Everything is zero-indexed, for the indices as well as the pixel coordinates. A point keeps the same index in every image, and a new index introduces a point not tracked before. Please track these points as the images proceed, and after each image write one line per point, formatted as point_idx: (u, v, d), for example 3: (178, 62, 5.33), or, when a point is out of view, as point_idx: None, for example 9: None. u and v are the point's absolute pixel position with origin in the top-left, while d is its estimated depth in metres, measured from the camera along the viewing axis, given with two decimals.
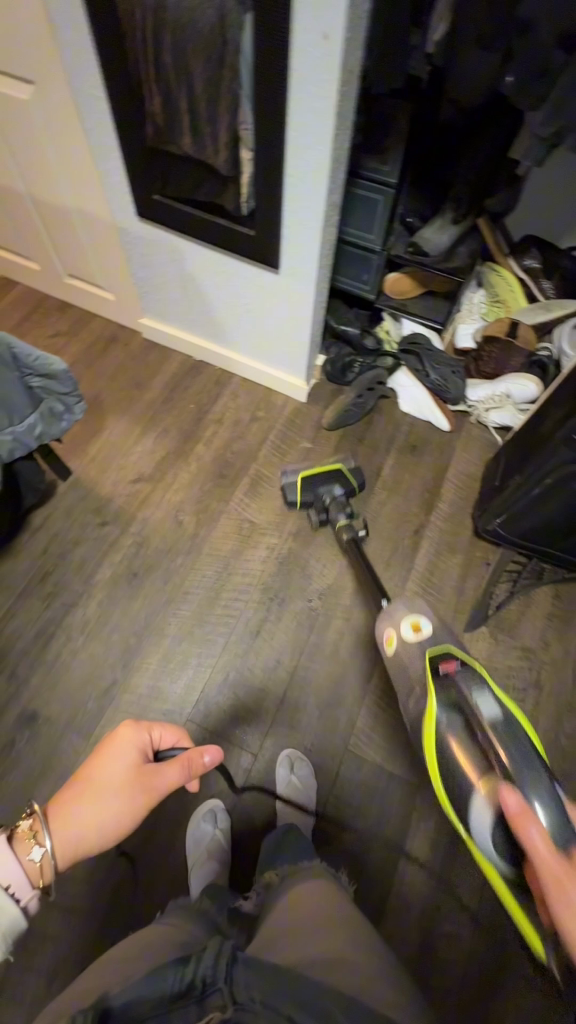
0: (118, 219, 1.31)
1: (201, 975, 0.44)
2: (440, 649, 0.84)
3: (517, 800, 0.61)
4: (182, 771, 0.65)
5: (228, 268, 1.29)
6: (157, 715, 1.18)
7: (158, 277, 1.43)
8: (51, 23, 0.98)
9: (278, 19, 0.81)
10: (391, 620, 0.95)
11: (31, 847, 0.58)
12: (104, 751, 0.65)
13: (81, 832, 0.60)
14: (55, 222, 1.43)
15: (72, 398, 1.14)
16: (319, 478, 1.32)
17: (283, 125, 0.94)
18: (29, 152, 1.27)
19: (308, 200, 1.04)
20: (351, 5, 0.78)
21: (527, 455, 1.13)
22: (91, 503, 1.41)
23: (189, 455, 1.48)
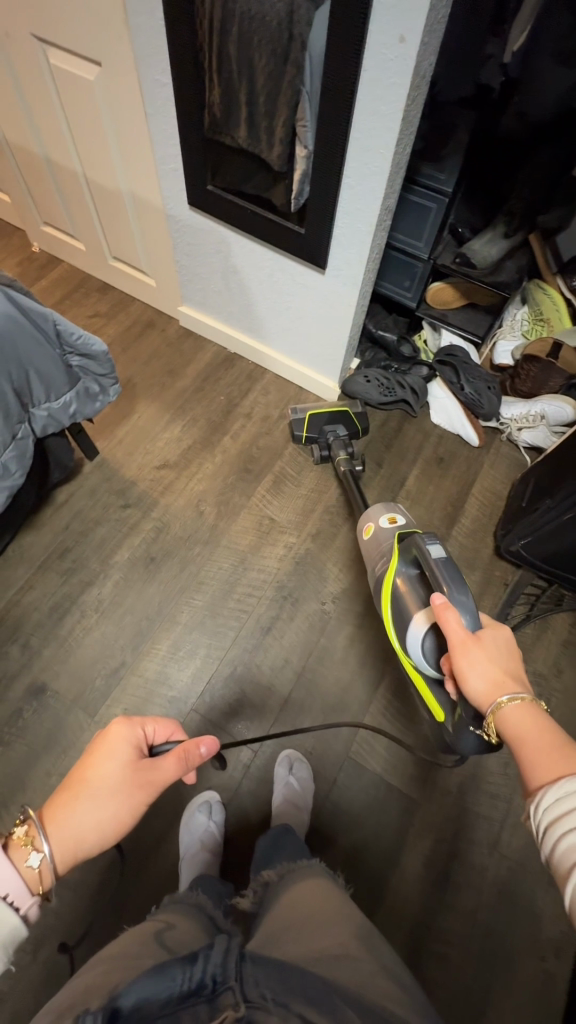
0: (167, 206, 1.32)
1: (211, 976, 0.50)
2: (409, 533, 0.98)
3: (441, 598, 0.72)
4: (178, 764, 0.65)
5: (273, 266, 1.30)
6: (161, 701, 1.19)
7: (201, 266, 1.44)
8: (125, 10, 0.99)
9: (355, 21, 0.80)
10: (371, 513, 1.08)
11: (27, 854, 0.57)
12: (97, 749, 0.65)
13: (80, 833, 0.60)
14: (106, 203, 1.45)
15: (108, 379, 1.16)
16: (327, 418, 1.42)
17: (347, 127, 0.93)
18: (88, 132, 1.28)
19: (363, 201, 1.03)
20: (432, 8, 0.77)
21: (560, 480, 1.11)
22: (115, 485, 1.42)
23: (216, 446, 1.49)
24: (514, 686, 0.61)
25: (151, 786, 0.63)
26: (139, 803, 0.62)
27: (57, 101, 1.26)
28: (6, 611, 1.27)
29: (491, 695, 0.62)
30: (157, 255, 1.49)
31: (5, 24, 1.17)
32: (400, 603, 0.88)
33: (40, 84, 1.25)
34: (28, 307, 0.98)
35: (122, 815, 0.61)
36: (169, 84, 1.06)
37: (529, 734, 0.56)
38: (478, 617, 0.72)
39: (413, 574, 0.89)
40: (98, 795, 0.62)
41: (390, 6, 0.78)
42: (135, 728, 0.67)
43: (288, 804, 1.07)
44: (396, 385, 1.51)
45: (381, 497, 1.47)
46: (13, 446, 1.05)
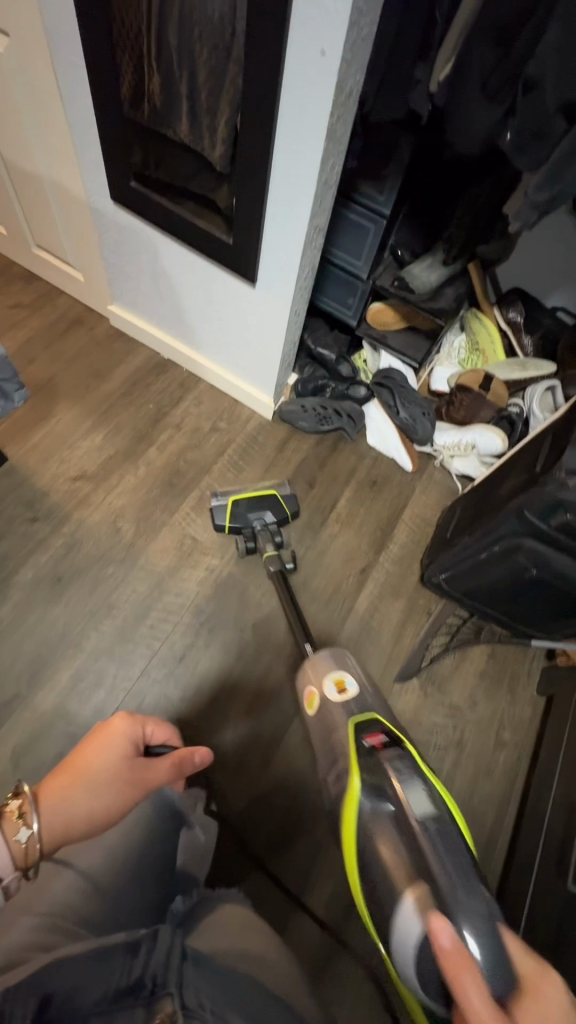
0: (92, 199, 1.22)
1: (152, 979, 0.44)
2: (365, 719, 0.74)
3: (451, 937, 0.47)
4: (172, 768, 0.66)
5: (204, 274, 1.22)
6: (57, 738, 1.10)
7: (130, 266, 1.34)
8: None
9: (269, 23, 0.75)
10: (316, 679, 0.89)
11: (18, 829, 0.53)
12: (97, 738, 0.63)
13: (72, 817, 0.57)
14: (26, 188, 1.33)
15: (10, 385, 1.06)
16: (253, 504, 1.29)
17: (269, 139, 0.88)
18: (2, 109, 1.16)
19: (291, 219, 0.98)
20: (353, 23, 0.73)
21: (480, 516, 1.08)
22: (23, 494, 1.29)
23: (139, 457, 1.40)
24: None
25: (145, 783, 0.62)
26: (135, 796, 0.61)
27: None
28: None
29: None
30: (84, 250, 1.39)
31: None
32: (371, 854, 0.60)
33: None
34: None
35: (115, 805, 0.59)
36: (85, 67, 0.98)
37: None
38: (511, 966, 0.47)
39: (386, 819, 0.61)
40: (94, 784, 0.59)
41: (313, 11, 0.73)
42: (136, 725, 0.66)
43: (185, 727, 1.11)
44: (333, 413, 1.49)
45: (310, 519, 1.43)
46: None
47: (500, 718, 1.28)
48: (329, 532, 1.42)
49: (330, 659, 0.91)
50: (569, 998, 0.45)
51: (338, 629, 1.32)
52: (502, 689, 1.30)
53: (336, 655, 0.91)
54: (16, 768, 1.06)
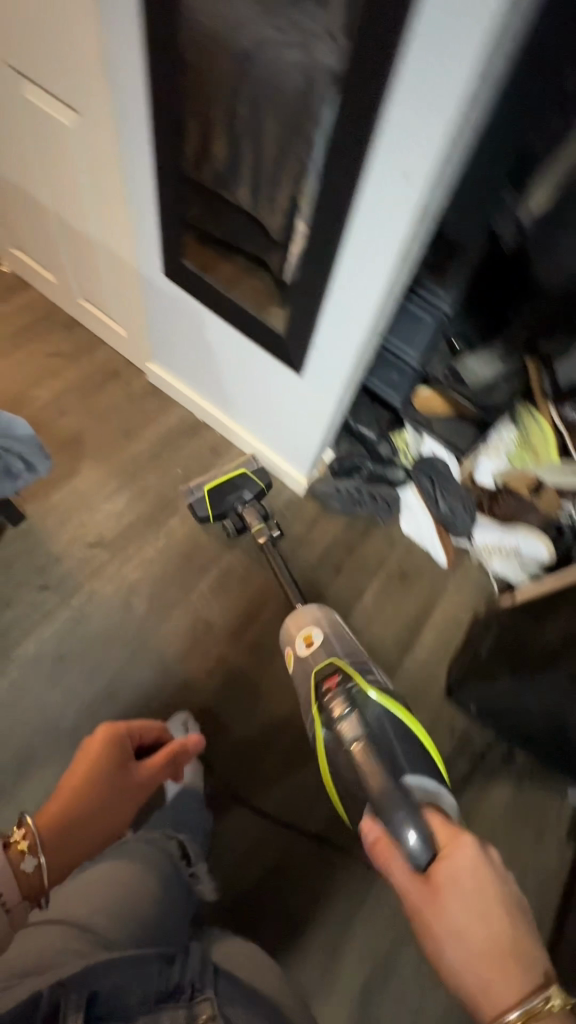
0: (142, 266, 1.18)
1: (189, 982, 0.58)
2: (323, 669, 1.02)
3: (374, 832, 0.71)
4: (166, 762, 0.87)
5: (248, 353, 1.17)
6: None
7: (173, 331, 1.30)
8: (105, 63, 0.87)
9: (358, 134, 0.70)
10: (289, 638, 1.13)
11: (22, 857, 0.67)
12: (85, 758, 0.79)
13: (82, 838, 0.73)
14: (76, 245, 1.30)
15: (35, 457, 1.00)
16: (227, 486, 1.25)
17: (335, 247, 0.83)
18: (61, 174, 1.13)
19: (349, 323, 0.93)
20: (443, 153, 0.68)
21: (526, 658, 1.03)
22: (36, 558, 1.24)
23: (160, 527, 1.33)
24: (482, 951, 0.57)
25: (138, 783, 0.81)
26: (132, 805, 0.79)
27: (31, 135, 1.10)
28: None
29: (466, 964, 0.57)
30: (129, 310, 1.35)
31: None
32: (339, 767, 0.94)
33: (13, 117, 1.10)
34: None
35: (114, 820, 0.77)
36: (153, 155, 0.95)
37: (494, 987, 0.56)
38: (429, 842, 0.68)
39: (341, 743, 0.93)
40: (96, 803, 0.75)
41: (396, 138, 0.69)
42: (122, 735, 0.83)
43: (187, 763, 1.07)
44: (368, 496, 1.41)
45: (331, 610, 1.34)
46: None
47: (524, 866, 1.14)
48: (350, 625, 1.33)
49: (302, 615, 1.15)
50: (472, 850, 0.65)
51: None
52: (529, 832, 1.17)
53: (308, 612, 1.15)
54: None
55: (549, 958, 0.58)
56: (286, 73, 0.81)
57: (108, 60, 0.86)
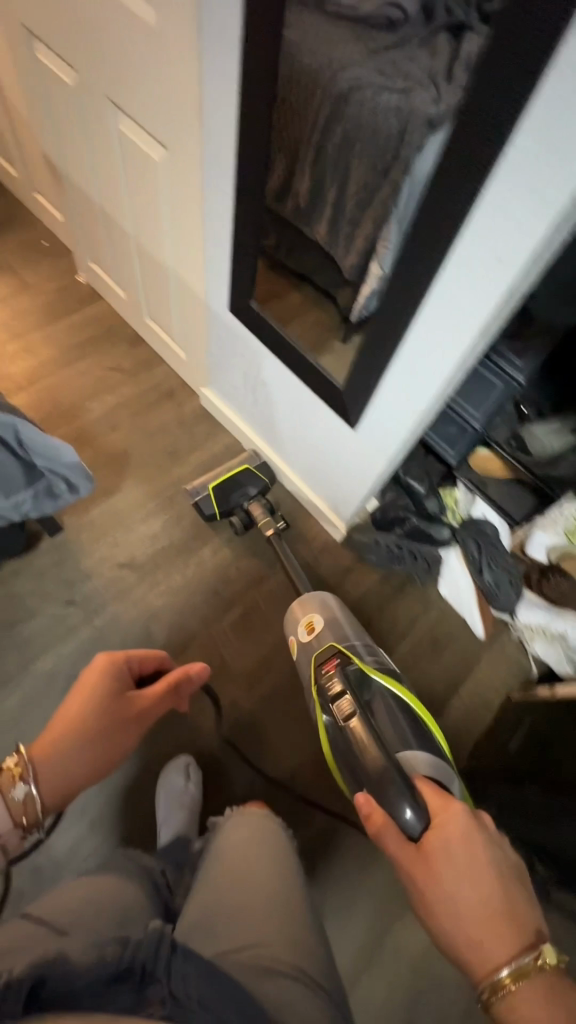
0: (210, 299, 1.18)
1: (141, 964, 0.50)
2: (324, 654, 0.97)
3: (366, 805, 0.70)
4: (168, 694, 0.77)
5: (306, 400, 1.15)
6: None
7: (232, 364, 1.29)
8: (200, 107, 0.85)
9: (450, 211, 0.66)
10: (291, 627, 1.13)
11: (15, 785, 0.61)
12: (84, 683, 0.70)
13: (73, 766, 0.64)
14: (150, 268, 1.31)
15: (78, 477, 0.98)
16: (231, 483, 1.26)
17: (409, 315, 0.80)
18: (142, 201, 1.14)
19: (414, 389, 0.90)
20: (543, 242, 0.64)
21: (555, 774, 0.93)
22: (67, 571, 1.24)
23: (192, 556, 1.31)
24: (470, 905, 0.59)
25: (140, 709, 0.71)
26: (134, 732, 0.70)
27: (119, 160, 1.11)
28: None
29: (457, 925, 0.58)
30: (192, 336, 1.36)
31: (82, 75, 1.03)
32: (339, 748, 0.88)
33: (103, 142, 1.11)
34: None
35: (110, 751, 0.67)
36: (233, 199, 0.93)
37: (482, 937, 0.57)
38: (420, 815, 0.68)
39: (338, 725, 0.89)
40: (89, 729, 0.66)
41: (491, 220, 0.65)
42: (119, 662, 0.73)
43: (183, 809, 1.04)
44: (408, 552, 1.33)
45: None
46: None
47: None
48: None
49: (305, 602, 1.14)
50: (460, 818, 0.66)
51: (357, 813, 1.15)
52: None
53: (311, 599, 1.14)
54: None
55: (542, 919, 0.59)
56: (381, 121, 0.82)
57: (199, 105, 0.84)
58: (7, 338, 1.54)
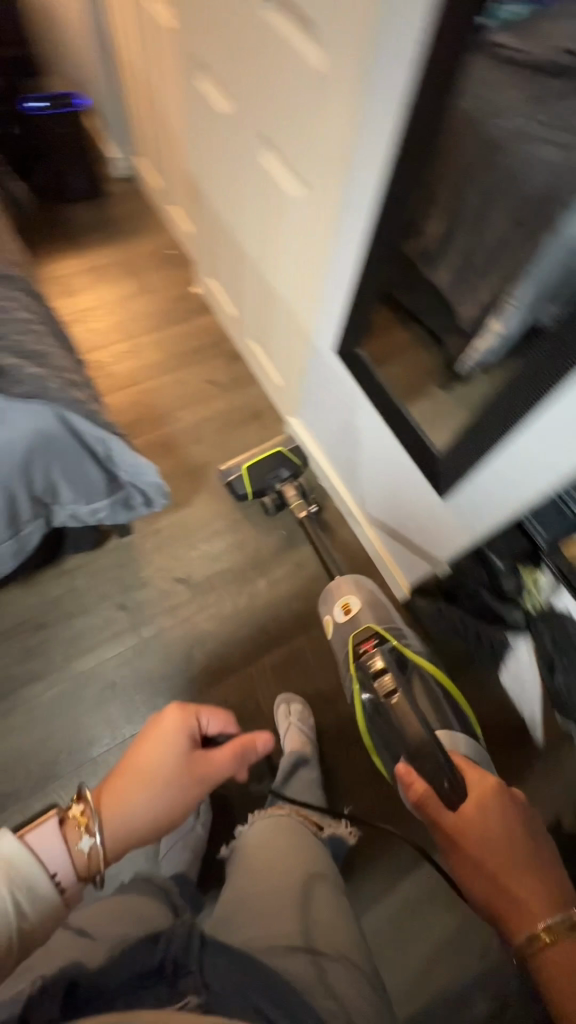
0: (316, 339, 1.16)
1: None
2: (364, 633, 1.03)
3: (408, 771, 0.81)
4: (233, 758, 0.71)
5: (394, 460, 1.11)
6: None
7: (325, 405, 1.27)
8: (345, 157, 0.82)
9: None
10: (327, 607, 1.15)
11: (80, 835, 0.59)
12: (152, 735, 0.68)
13: (134, 821, 0.62)
14: (263, 296, 1.32)
15: (155, 492, 0.98)
16: (266, 466, 1.29)
17: (532, 409, 0.74)
18: (269, 232, 1.14)
19: (520, 480, 0.85)
20: None
21: None
22: (128, 574, 1.27)
23: (248, 585, 1.30)
24: (510, 871, 0.68)
25: (204, 773, 0.67)
26: (194, 791, 0.66)
27: (254, 191, 1.12)
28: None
29: (498, 884, 0.68)
30: (290, 367, 1.35)
31: (238, 107, 1.04)
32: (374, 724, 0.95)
33: (245, 170, 1.12)
34: (75, 399, 0.78)
35: (169, 805, 0.64)
36: (361, 246, 0.89)
37: (518, 893, 0.67)
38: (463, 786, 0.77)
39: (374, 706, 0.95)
40: (152, 785, 0.64)
41: None
42: (189, 719, 0.71)
43: (186, 849, 1.01)
44: (471, 633, 1.20)
45: None
46: (12, 538, 0.89)
47: None
48: None
49: (337, 585, 1.16)
50: (503, 795, 0.76)
51: (366, 898, 1.08)
52: None
53: (346, 582, 1.16)
54: None
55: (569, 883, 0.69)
56: None
57: (348, 150, 0.81)
58: (118, 337, 1.61)
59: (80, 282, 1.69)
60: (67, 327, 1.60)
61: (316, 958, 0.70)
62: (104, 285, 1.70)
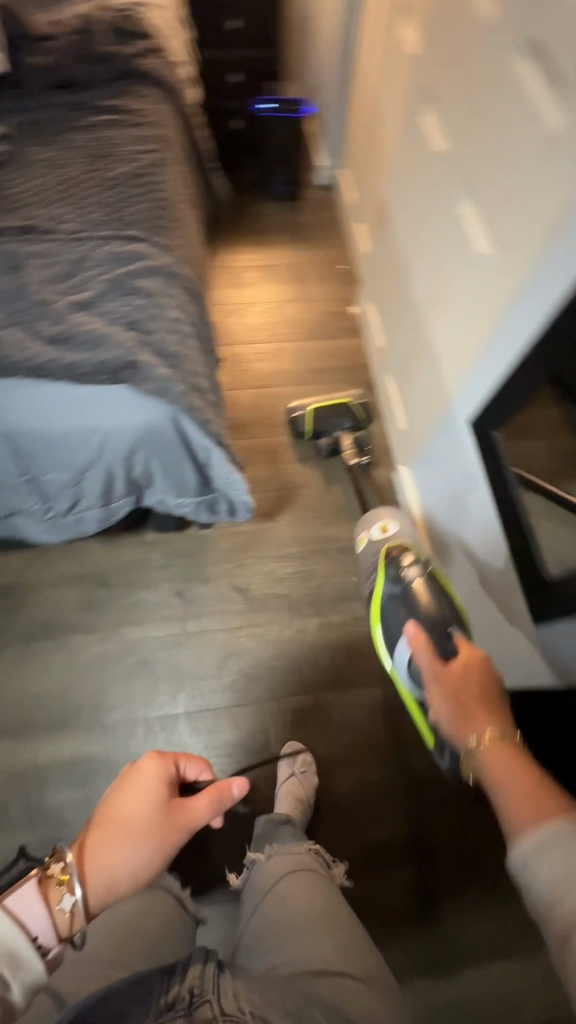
0: (454, 403, 1.08)
1: (188, 987, 0.45)
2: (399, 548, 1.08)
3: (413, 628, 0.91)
4: (211, 804, 0.67)
5: (496, 559, 1.00)
6: (16, 794, 1.06)
7: (442, 471, 1.18)
8: (550, 229, 0.73)
9: None
10: (365, 526, 1.20)
11: (60, 895, 0.52)
12: (129, 782, 0.66)
13: (116, 870, 0.58)
14: (415, 340, 1.26)
15: (241, 503, 0.97)
16: (331, 413, 1.37)
17: None
18: (441, 281, 1.08)
19: None
20: None
21: None
22: (195, 565, 1.30)
23: (298, 619, 1.26)
24: (474, 704, 0.77)
25: (185, 823, 0.64)
26: (177, 841, 0.63)
27: (440, 237, 1.07)
28: (20, 584, 1.24)
29: (462, 707, 0.78)
30: (418, 419, 1.28)
31: (451, 151, 1.00)
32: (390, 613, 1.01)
33: (438, 214, 1.07)
34: (192, 404, 0.80)
35: (153, 855, 0.60)
36: (537, 329, 0.80)
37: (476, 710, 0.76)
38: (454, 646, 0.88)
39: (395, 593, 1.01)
40: (132, 833, 0.60)
41: None
42: (167, 765, 0.69)
43: None
44: None
45: (387, 840, 1.09)
46: (101, 508, 0.94)
47: None
48: (396, 876, 1.07)
49: (377, 512, 1.21)
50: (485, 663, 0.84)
51: None
52: None
53: (386, 510, 1.21)
54: None
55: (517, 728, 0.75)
56: None
57: (556, 225, 0.72)
58: (264, 337, 1.65)
59: (249, 276, 1.75)
60: (225, 316, 1.67)
61: (352, 986, 0.60)
62: (270, 284, 1.74)
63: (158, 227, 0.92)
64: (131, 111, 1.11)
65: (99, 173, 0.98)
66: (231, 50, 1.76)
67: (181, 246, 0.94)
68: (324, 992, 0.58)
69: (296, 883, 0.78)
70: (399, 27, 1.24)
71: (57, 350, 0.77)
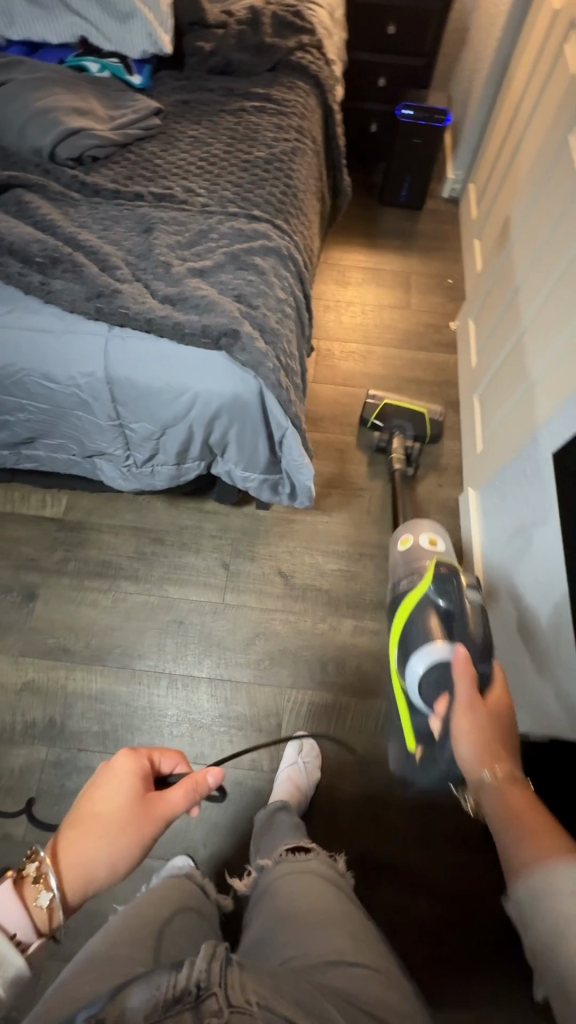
0: (541, 433, 1.03)
1: (196, 980, 0.44)
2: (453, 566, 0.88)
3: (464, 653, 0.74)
4: (185, 797, 0.58)
5: (552, 592, 0.94)
6: (44, 710, 1.15)
7: (514, 498, 1.13)
8: None
9: None
10: (414, 528, 1.03)
11: (37, 893, 0.50)
12: (98, 779, 0.58)
13: (91, 867, 0.53)
14: (513, 363, 1.22)
15: (303, 490, 0.99)
16: (396, 414, 1.39)
17: None
18: (556, 307, 1.04)
19: None
20: None
21: None
22: (245, 542, 1.34)
23: (333, 616, 1.27)
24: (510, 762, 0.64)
25: (159, 817, 0.56)
26: (153, 833, 0.56)
27: (566, 263, 1.02)
28: (86, 523, 1.33)
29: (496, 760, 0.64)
30: (500, 444, 1.23)
31: None
32: (424, 627, 0.81)
33: (568, 240, 1.02)
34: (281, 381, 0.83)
35: (128, 852, 0.54)
36: None
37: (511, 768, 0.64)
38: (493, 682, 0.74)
39: (436, 610, 0.82)
40: (104, 831, 0.55)
41: None
42: (140, 757, 0.61)
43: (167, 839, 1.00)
44: None
45: (378, 853, 1.08)
46: (174, 466, 1.00)
47: None
48: (379, 896, 1.05)
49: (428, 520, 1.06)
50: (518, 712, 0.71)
51: None
52: None
53: (437, 523, 1.05)
54: (19, 693, 1.16)
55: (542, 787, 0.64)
56: None
57: None
58: (357, 336, 1.66)
59: (354, 277, 1.77)
60: (323, 310, 1.70)
61: (365, 977, 0.60)
62: (373, 287, 1.75)
63: (281, 211, 0.95)
64: (278, 100, 1.16)
65: (237, 153, 1.03)
66: (383, 55, 1.77)
67: (299, 233, 0.97)
68: (335, 983, 0.58)
69: (303, 885, 0.78)
70: (562, 44, 1.20)
71: (170, 307, 0.82)
